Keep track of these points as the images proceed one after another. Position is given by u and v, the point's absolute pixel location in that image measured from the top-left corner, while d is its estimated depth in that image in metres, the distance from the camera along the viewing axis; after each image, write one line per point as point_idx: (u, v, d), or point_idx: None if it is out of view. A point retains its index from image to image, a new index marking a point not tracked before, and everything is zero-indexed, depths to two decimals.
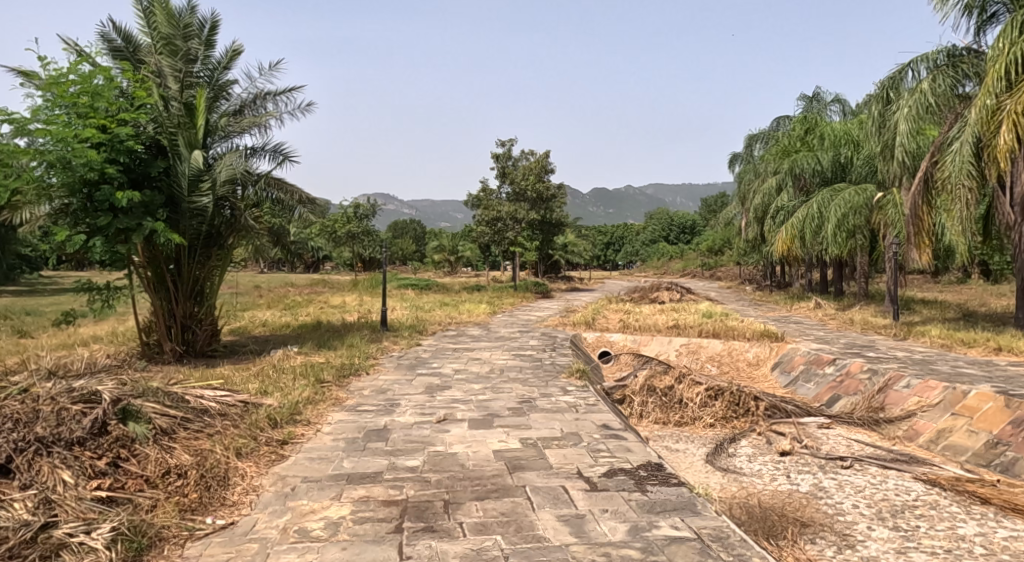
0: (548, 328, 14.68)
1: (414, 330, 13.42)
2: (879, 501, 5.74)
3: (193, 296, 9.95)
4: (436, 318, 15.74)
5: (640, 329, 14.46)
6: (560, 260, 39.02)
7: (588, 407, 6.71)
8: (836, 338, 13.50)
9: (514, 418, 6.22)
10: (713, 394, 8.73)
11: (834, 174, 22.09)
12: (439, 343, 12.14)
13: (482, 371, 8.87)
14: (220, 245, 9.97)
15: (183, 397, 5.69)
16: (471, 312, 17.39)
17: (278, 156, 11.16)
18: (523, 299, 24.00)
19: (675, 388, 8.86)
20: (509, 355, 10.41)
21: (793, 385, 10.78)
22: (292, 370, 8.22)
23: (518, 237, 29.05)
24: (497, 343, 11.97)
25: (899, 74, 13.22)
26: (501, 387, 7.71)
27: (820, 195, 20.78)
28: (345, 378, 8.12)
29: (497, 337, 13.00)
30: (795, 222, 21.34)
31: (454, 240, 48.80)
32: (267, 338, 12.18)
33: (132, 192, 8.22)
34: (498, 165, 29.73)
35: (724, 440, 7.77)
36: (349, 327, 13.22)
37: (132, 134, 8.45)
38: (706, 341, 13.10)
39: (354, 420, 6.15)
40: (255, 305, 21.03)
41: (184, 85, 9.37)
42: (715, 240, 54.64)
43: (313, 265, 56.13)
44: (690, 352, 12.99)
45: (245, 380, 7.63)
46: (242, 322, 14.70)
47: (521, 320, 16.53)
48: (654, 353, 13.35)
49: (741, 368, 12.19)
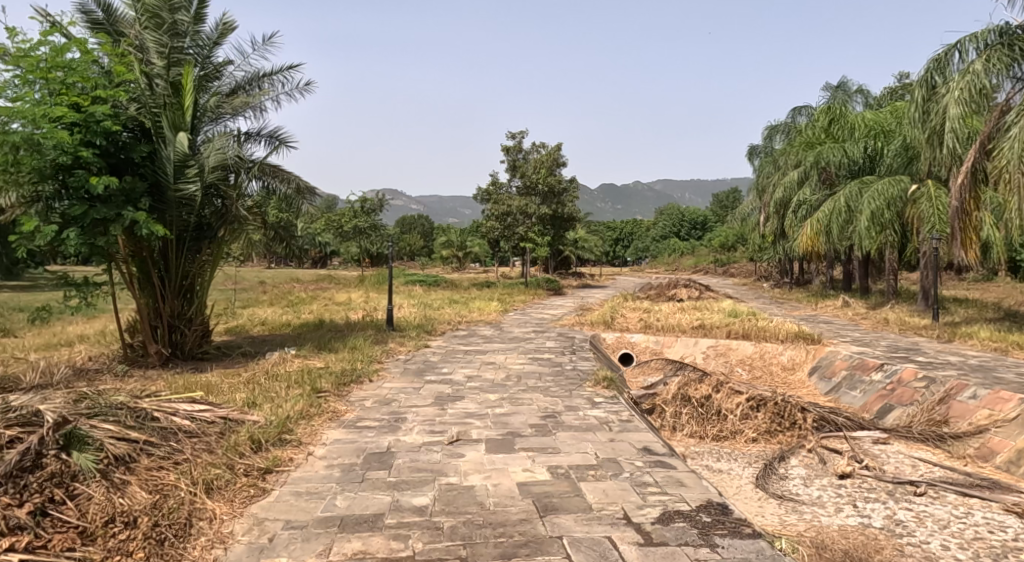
0: (563, 328, 13.78)
1: (423, 329, 12.58)
2: (972, 542, 4.90)
3: (182, 293, 9.10)
4: (445, 316, 14.88)
5: (663, 330, 13.56)
6: (571, 257, 38.13)
7: (623, 424, 5.85)
8: (875, 339, 12.54)
9: (539, 438, 5.36)
10: (754, 405, 7.84)
11: (861, 166, 21.12)
12: (449, 344, 11.28)
13: (497, 378, 7.99)
14: (211, 237, 9.13)
15: (151, 415, 4.85)
16: (481, 310, 16.52)
17: (275, 142, 10.36)
18: (535, 296, 23.11)
19: (712, 398, 7.97)
20: (526, 359, 9.54)
21: (836, 392, 9.85)
22: (288, 377, 7.38)
23: (530, 232, 28.16)
24: (512, 345, 11.10)
25: (945, 56, 12.32)
26: (519, 398, 6.84)
27: (848, 188, 19.81)
28: (345, 387, 7.27)
29: (511, 338, 12.15)
30: (820, 216, 20.37)
31: (463, 236, 47.97)
32: (266, 338, 11.33)
33: (109, 178, 7.39)
34: (508, 159, 28.92)
35: (773, 458, 6.87)
36: (354, 327, 12.37)
37: (111, 113, 7.62)
38: (735, 342, 12.22)
39: (353, 440, 5.30)
40: (257, 302, 20.22)
41: (170, 61, 8.54)
42: (728, 237, 53.57)
43: (319, 260, 55.30)
44: (719, 355, 12.10)
45: (232, 390, 6.80)
46: (240, 320, 13.89)
47: (536, 319, 15.66)
48: (679, 356, 12.48)
49: (775, 374, 11.30)
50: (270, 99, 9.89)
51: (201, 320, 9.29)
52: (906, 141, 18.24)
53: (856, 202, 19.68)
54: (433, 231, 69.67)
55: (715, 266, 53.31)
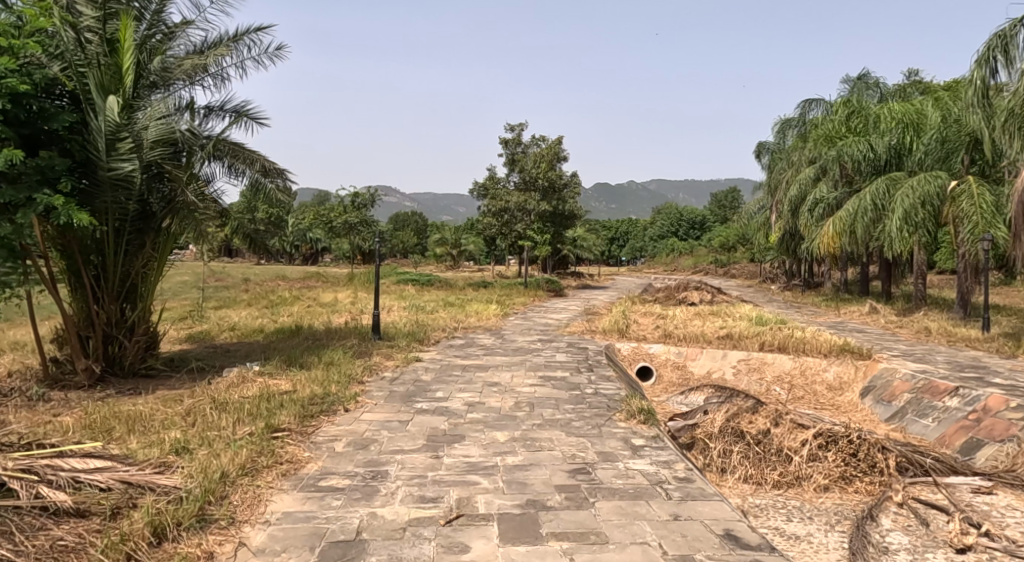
0: (572, 337, 12.22)
1: (414, 338, 10.99)
2: None
3: (122, 296, 7.50)
4: (439, 321, 13.28)
5: (686, 339, 12.03)
6: (570, 256, 36.60)
7: (683, 485, 4.34)
8: (929, 354, 11.01)
9: (573, 511, 3.86)
10: (822, 444, 6.32)
11: (887, 162, 19.59)
12: (443, 357, 9.69)
13: (504, 408, 6.41)
14: (158, 230, 7.50)
15: (9, 489, 3.59)
16: (479, 314, 14.95)
17: (240, 119, 8.75)
18: (535, 297, 21.59)
19: (770, 434, 6.45)
20: (536, 378, 7.97)
21: (902, 421, 8.33)
22: (240, 408, 5.82)
23: (528, 230, 26.58)
24: (517, 359, 9.53)
25: (1011, 31, 10.85)
26: (535, 441, 5.27)
27: (876, 185, 18.34)
28: (313, 420, 5.72)
29: (514, 349, 10.58)
30: (844, 215, 18.97)
31: (457, 233, 46.30)
32: (233, 349, 9.72)
33: (12, 151, 5.77)
34: (507, 153, 27.33)
35: (859, 517, 5.39)
36: (336, 335, 10.79)
37: (20, 70, 6.02)
38: (770, 356, 10.73)
39: (309, 515, 3.78)
40: (233, 302, 18.64)
41: (105, 12, 6.96)
42: (729, 237, 52.21)
43: (309, 256, 53.66)
44: (752, 370, 10.65)
45: (164, 429, 5.24)
46: (207, 324, 12.30)
47: (539, 325, 14.10)
48: (705, 370, 11.06)
49: (820, 394, 9.79)
50: (233, 66, 8.30)
51: (146, 329, 7.69)
52: (942, 134, 16.73)
53: (883, 200, 18.20)
54: (427, 228, 68.12)
55: (715, 267, 51.99)
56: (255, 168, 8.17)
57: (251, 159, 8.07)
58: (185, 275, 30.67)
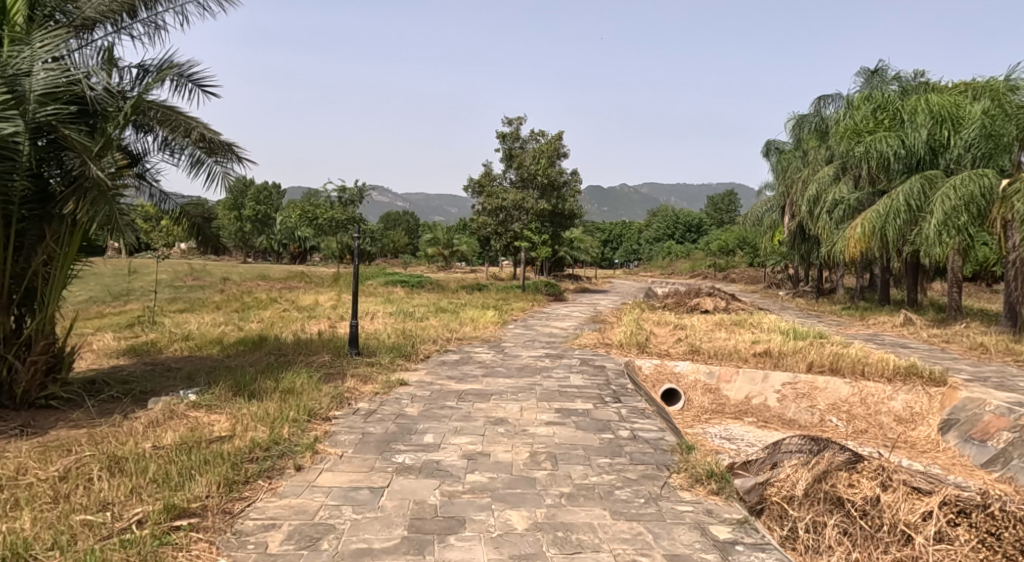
0: (584, 353, 10.52)
1: (399, 353, 9.24)
2: None
3: (10, 306, 5.68)
4: (428, 331, 11.52)
5: (716, 356, 10.35)
6: (567, 257, 34.91)
7: None
8: (1006, 377, 9.38)
9: None
10: (951, 518, 4.56)
11: (920, 159, 17.88)
12: (433, 379, 7.95)
13: (516, 464, 4.69)
14: (62, 217, 5.66)
15: None
16: (474, 322, 13.21)
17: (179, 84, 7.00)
18: (534, 303, 19.87)
19: (880, 503, 4.71)
20: (552, 414, 6.25)
21: (1007, 469, 6.64)
22: (142, 469, 4.07)
23: (525, 230, 24.83)
24: (524, 384, 7.80)
25: None
26: (569, 532, 3.60)
27: (910, 184, 16.59)
28: (245, 487, 4.02)
29: (518, 369, 8.85)
30: (873, 215, 17.22)
31: (450, 233, 44.48)
32: (175, 366, 7.89)
33: None
34: (504, 147, 25.65)
35: None
36: (305, 349, 9.02)
37: None
38: (822, 380, 9.05)
39: None
40: (202, 305, 16.79)
41: None
42: (728, 240, 50.70)
43: (297, 256, 51.89)
44: (800, 396, 9.00)
45: (12, 513, 3.53)
46: (157, 332, 10.50)
47: (545, 337, 12.37)
48: (742, 395, 9.36)
49: (888, 428, 8.15)
50: (166, 12, 6.55)
51: (48, 347, 5.91)
52: (987, 128, 15.24)
53: (919, 201, 16.46)
54: (419, 228, 66.17)
55: (714, 271, 50.37)
56: (193, 139, 6.44)
57: (186, 127, 6.34)
58: (159, 276, 28.87)
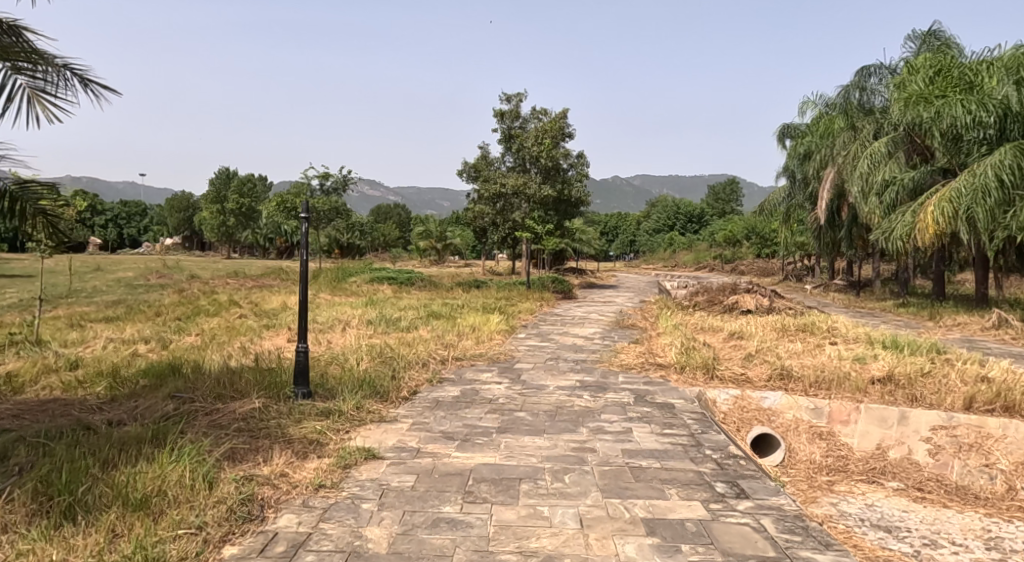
0: (633, 381, 7.51)
1: (370, 390, 6.19)
2: None
3: None
4: (415, 348, 8.49)
5: (818, 384, 7.40)
6: (570, 249, 31.87)
7: None
8: None
9: None
10: None
11: (1001, 128, 15.04)
12: (419, 443, 4.93)
13: None
14: None
15: None
16: (476, 333, 10.18)
17: None
18: (544, 302, 16.87)
19: None
20: (644, 542, 3.32)
21: None
22: None
23: (526, 220, 21.82)
24: (567, 451, 4.79)
25: None
26: None
27: (1000, 154, 13.67)
28: None
29: (550, 417, 5.83)
30: (951, 192, 14.29)
31: (442, 226, 41.53)
32: (7, 426, 4.88)
33: None
34: (502, 127, 22.57)
35: None
36: (227, 387, 6.00)
37: None
38: (996, 426, 6.25)
39: None
40: (141, 310, 13.70)
41: None
42: (735, 230, 48.18)
43: (284, 251, 48.86)
44: (966, 450, 6.14)
45: None
46: (31, 356, 7.43)
47: (570, 352, 9.35)
48: (872, 446, 6.48)
49: None
50: None
51: None
52: None
53: (1011, 175, 13.57)
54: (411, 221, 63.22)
55: (720, 262, 47.45)
56: None
57: None
58: (124, 273, 25.95)
